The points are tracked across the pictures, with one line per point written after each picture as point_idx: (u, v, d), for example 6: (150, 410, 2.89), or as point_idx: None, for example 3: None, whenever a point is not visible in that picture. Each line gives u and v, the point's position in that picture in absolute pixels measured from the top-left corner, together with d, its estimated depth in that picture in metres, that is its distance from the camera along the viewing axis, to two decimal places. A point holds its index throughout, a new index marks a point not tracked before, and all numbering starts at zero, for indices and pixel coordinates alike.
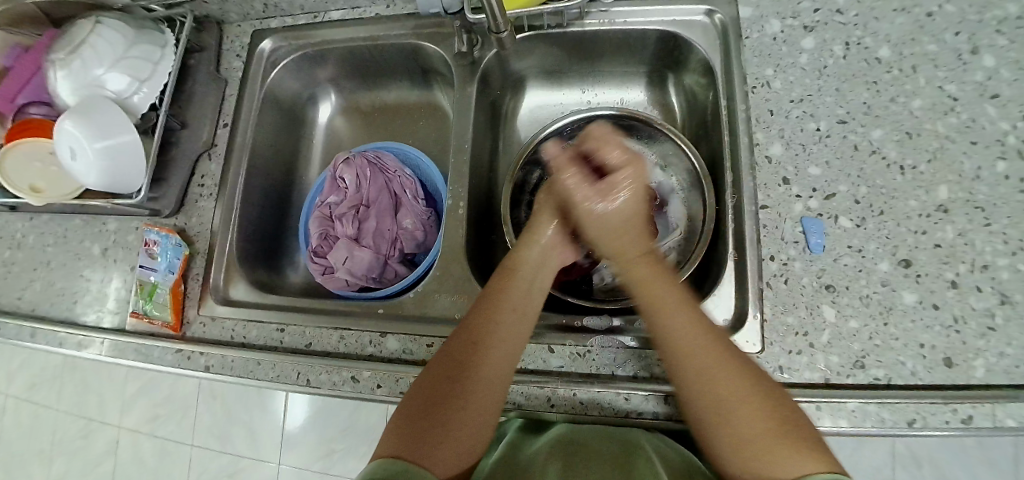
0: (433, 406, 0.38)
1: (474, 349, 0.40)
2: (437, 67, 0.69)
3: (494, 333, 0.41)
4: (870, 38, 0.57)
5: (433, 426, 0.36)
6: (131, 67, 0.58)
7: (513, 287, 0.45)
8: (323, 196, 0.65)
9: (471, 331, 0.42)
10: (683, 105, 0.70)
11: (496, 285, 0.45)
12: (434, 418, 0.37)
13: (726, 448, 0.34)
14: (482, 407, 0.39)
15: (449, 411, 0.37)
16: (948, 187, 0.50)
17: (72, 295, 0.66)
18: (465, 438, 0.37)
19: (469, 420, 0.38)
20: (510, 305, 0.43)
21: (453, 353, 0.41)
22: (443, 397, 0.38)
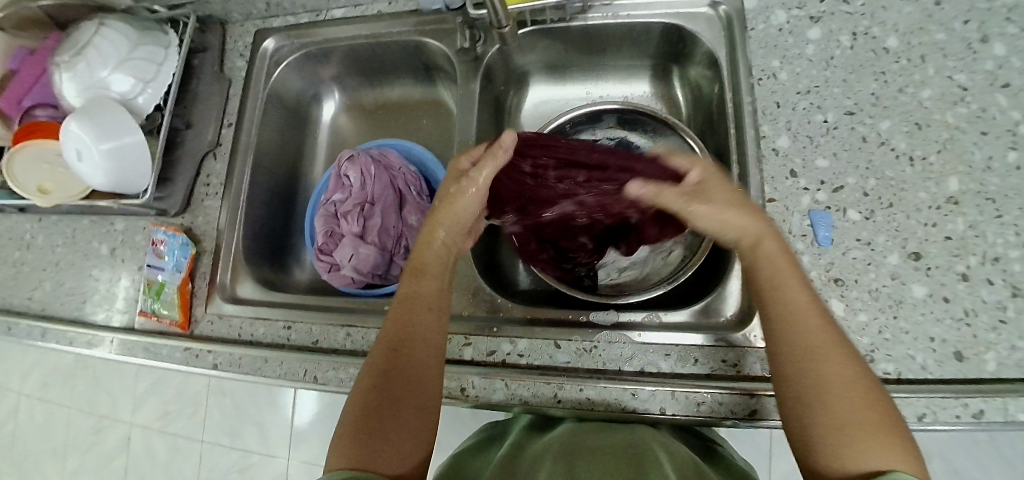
0: (375, 408, 0.38)
1: (396, 353, 0.41)
2: (440, 63, 0.68)
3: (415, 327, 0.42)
4: (877, 28, 0.56)
5: (377, 430, 0.36)
6: (136, 69, 0.58)
7: (422, 284, 0.46)
8: (328, 194, 0.65)
9: (393, 332, 0.42)
10: (688, 97, 0.69)
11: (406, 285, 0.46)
12: (374, 425, 0.37)
13: (823, 420, 0.33)
14: (421, 394, 0.40)
15: (388, 410, 0.38)
16: (958, 178, 0.50)
17: (82, 295, 0.67)
18: (414, 429, 0.38)
19: (410, 412, 0.38)
20: (423, 301, 0.44)
21: (380, 361, 0.41)
22: (379, 400, 0.38)
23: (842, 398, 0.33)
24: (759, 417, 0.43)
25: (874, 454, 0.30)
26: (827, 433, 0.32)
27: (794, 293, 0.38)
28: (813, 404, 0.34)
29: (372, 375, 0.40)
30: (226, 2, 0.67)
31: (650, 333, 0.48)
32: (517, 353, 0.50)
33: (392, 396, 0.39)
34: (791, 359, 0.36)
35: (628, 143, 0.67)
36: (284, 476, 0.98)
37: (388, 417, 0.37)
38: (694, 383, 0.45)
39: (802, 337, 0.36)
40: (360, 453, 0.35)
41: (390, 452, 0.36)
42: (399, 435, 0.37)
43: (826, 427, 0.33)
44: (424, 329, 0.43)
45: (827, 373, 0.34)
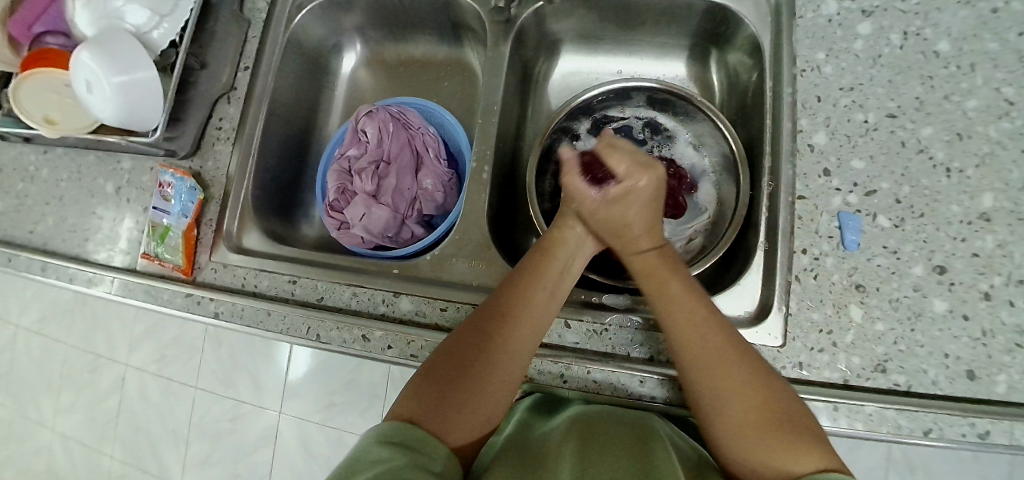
0: (460, 371, 0.38)
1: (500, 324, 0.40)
2: (470, 22, 0.65)
3: (523, 314, 0.41)
4: (931, 30, 0.53)
5: (454, 390, 0.36)
6: (152, 1, 0.56)
7: (547, 268, 0.45)
8: (343, 149, 0.63)
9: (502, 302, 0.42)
10: (723, 84, 0.67)
11: (532, 263, 0.45)
12: (456, 385, 0.37)
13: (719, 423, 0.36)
14: (502, 385, 0.39)
15: (474, 382, 0.37)
16: (993, 194, 0.48)
17: (85, 232, 0.66)
18: (485, 410, 0.37)
19: (492, 395, 0.38)
20: (544, 285, 0.43)
21: (477, 327, 0.41)
22: (465, 368, 0.38)
23: (734, 408, 0.36)
24: None
25: (778, 455, 0.33)
26: (735, 441, 0.35)
27: (671, 305, 0.42)
28: (715, 418, 0.37)
29: (466, 342, 0.40)
30: None
31: None
32: None
33: (477, 370, 0.38)
34: (685, 375, 0.39)
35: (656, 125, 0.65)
36: (274, 429, 0.99)
37: (473, 391, 0.37)
38: None
39: (681, 353, 0.40)
40: (435, 407, 0.35)
41: (462, 421, 0.35)
42: (478, 405, 0.37)
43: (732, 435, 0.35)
44: (535, 315, 0.42)
45: (715, 384, 0.37)
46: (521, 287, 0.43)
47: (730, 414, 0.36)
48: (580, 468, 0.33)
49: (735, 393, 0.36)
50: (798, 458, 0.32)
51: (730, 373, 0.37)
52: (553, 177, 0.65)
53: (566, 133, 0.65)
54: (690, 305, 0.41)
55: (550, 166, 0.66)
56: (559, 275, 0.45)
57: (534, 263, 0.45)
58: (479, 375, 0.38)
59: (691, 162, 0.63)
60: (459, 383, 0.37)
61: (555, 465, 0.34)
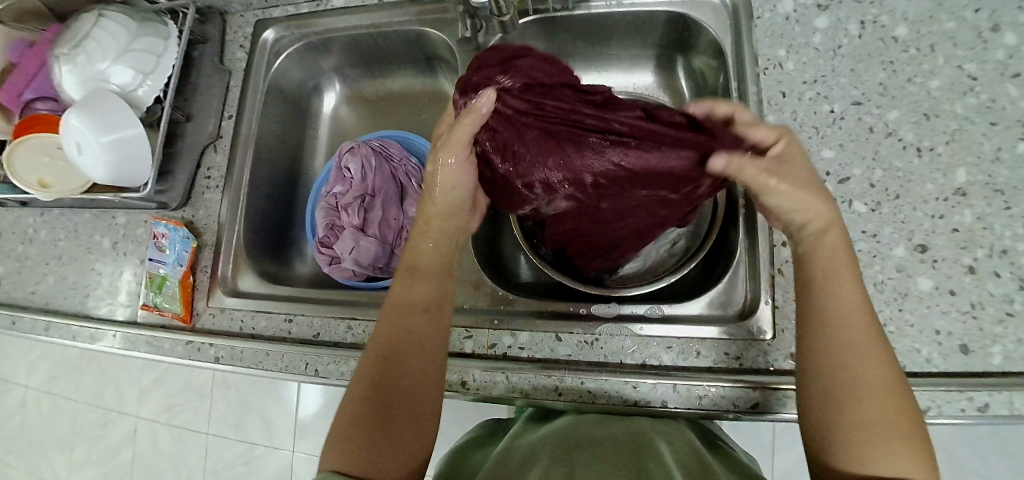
0: (367, 412, 0.38)
1: (391, 354, 0.41)
2: (442, 53, 0.68)
3: (412, 334, 0.42)
4: (886, 17, 0.55)
5: (367, 434, 0.37)
6: (135, 61, 0.58)
7: (417, 280, 0.45)
8: (329, 186, 0.65)
9: (386, 332, 0.42)
10: (693, 87, 0.68)
11: (401, 280, 0.45)
12: (367, 428, 0.38)
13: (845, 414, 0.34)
14: (419, 407, 0.40)
15: (385, 418, 0.38)
16: (966, 169, 0.49)
17: (85, 288, 0.67)
18: (410, 435, 0.39)
19: (402, 420, 0.39)
20: (419, 300, 0.44)
21: (371, 364, 0.41)
22: (376, 407, 0.39)
23: (877, 412, 0.33)
24: (761, 411, 0.43)
25: (898, 468, 0.31)
26: (854, 439, 0.33)
27: (843, 295, 0.37)
28: (845, 407, 0.34)
29: (363, 382, 0.40)
30: None
31: (653, 327, 0.47)
32: (517, 346, 0.50)
33: (387, 408, 0.39)
34: (842, 363, 0.35)
35: None
36: (288, 468, 0.99)
37: (387, 428, 0.38)
38: (700, 377, 0.44)
39: (840, 337, 0.36)
40: (353, 457, 0.36)
41: (384, 459, 0.37)
42: (393, 439, 0.38)
43: (863, 430, 0.33)
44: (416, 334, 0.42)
45: (873, 382, 0.34)
46: (395, 312, 0.43)
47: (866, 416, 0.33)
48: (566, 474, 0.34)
49: (889, 396, 0.33)
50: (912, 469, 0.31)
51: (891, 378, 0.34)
52: None
53: None
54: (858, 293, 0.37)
55: None
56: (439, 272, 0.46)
57: (403, 279, 0.45)
58: (390, 412, 0.39)
59: None
60: (370, 425, 0.38)
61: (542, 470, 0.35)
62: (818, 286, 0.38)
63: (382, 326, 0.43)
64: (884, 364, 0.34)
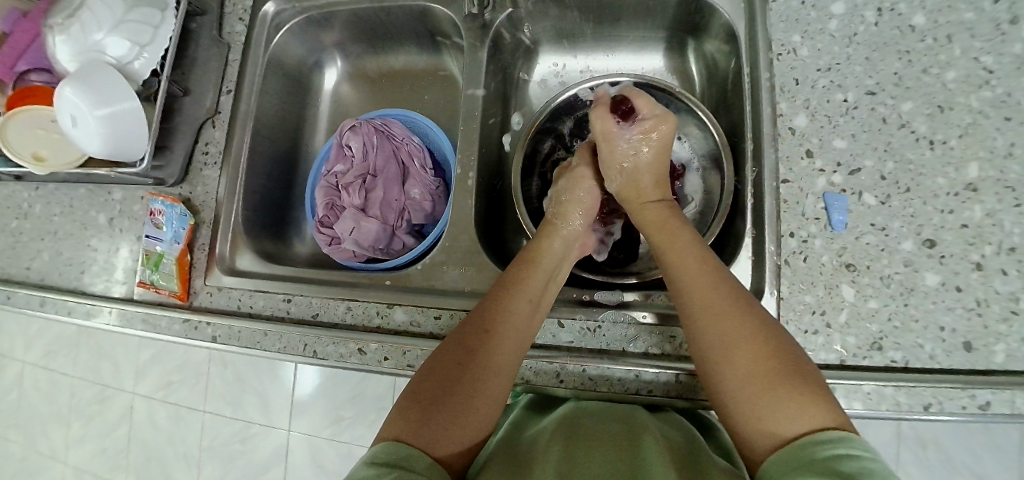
0: (447, 384, 0.38)
1: (485, 334, 0.41)
2: (446, 30, 0.66)
3: (509, 326, 0.42)
4: (904, 4, 0.53)
5: (440, 408, 0.36)
6: (131, 31, 0.56)
7: (533, 277, 0.46)
8: (329, 165, 0.64)
9: (486, 314, 0.43)
10: (702, 73, 0.67)
11: (516, 271, 0.46)
12: (442, 399, 0.37)
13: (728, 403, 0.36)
14: (490, 401, 0.39)
15: (461, 395, 0.37)
16: (978, 164, 0.48)
17: (81, 264, 0.66)
18: (476, 423, 0.37)
19: (479, 404, 0.38)
20: (526, 294, 0.44)
21: (462, 339, 0.41)
22: (454, 380, 0.38)
23: (737, 364, 0.36)
24: None
25: (780, 411, 0.32)
26: (738, 399, 0.35)
27: (684, 263, 0.43)
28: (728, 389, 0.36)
29: (450, 353, 0.40)
30: None
31: (655, 315, 0.47)
32: None
33: (465, 384, 0.38)
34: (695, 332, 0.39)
35: None
36: (285, 447, 0.99)
37: (459, 404, 0.37)
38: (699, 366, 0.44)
39: (687, 310, 0.41)
40: (420, 426, 0.35)
41: (447, 436, 0.35)
42: (464, 420, 0.37)
43: (735, 385, 0.35)
44: (515, 328, 0.42)
45: (723, 335, 0.37)
46: (501, 299, 0.44)
47: (736, 375, 0.35)
48: (568, 469, 0.34)
49: (742, 342, 0.36)
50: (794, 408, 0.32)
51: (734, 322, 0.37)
52: (540, 178, 0.66)
53: (548, 135, 0.65)
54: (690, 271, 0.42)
55: (537, 168, 0.66)
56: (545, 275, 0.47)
57: (519, 272, 0.46)
58: (466, 390, 0.38)
59: (678, 153, 0.64)
60: (447, 397, 0.37)
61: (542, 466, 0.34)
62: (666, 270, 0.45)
63: (482, 307, 0.44)
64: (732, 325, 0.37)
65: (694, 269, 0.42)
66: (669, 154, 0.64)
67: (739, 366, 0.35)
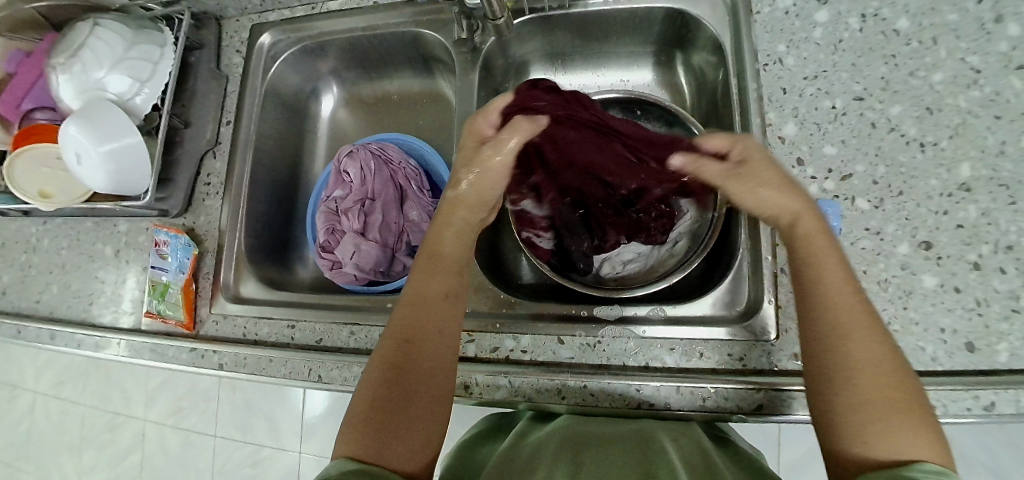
0: (384, 401, 0.37)
1: (408, 343, 0.40)
2: (439, 54, 0.67)
3: (432, 330, 0.41)
4: (888, 9, 0.54)
5: (384, 424, 0.36)
6: (131, 69, 0.57)
7: (443, 268, 0.44)
8: (329, 191, 0.65)
9: (403, 321, 0.41)
10: (693, 83, 0.68)
11: (422, 267, 0.44)
12: (381, 415, 0.36)
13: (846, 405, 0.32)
14: (435, 406, 0.39)
15: (401, 409, 0.37)
16: (970, 164, 0.48)
17: (88, 296, 0.67)
18: (422, 428, 0.37)
19: (422, 410, 0.38)
20: (440, 290, 0.43)
21: (386, 355, 0.39)
22: (390, 399, 0.37)
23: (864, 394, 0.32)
24: (765, 412, 0.43)
25: (904, 437, 0.30)
26: (856, 423, 0.32)
27: (830, 274, 0.37)
28: (854, 392, 0.32)
29: (379, 369, 0.39)
30: None
31: (655, 329, 0.48)
32: (520, 349, 0.50)
33: (399, 397, 0.37)
34: (828, 348, 0.35)
35: None
36: (296, 468, 0.99)
37: (403, 417, 0.37)
38: (701, 379, 0.45)
39: (832, 323, 0.35)
40: (370, 446, 0.35)
41: (396, 449, 0.35)
42: (411, 428, 0.37)
43: (852, 408, 0.32)
44: (438, 327, 0.41)
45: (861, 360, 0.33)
46: (416, 298, 0.42)
47: (868, 401, 0.32)
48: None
49: (880, 371, 0.33)
50: (918, 442, 0.30)
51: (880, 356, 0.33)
52: None
53: None
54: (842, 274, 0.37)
55: None
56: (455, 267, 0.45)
57: (425, 267, 0.44)
58: (403, 403, 0.37)
59: None
60: (386, 411, 0.37)
61: (548, 468, 0.36)
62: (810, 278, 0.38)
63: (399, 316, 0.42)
64: (876, 343, 0.34)
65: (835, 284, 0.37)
66: None
67: (872, 374, 0.33)
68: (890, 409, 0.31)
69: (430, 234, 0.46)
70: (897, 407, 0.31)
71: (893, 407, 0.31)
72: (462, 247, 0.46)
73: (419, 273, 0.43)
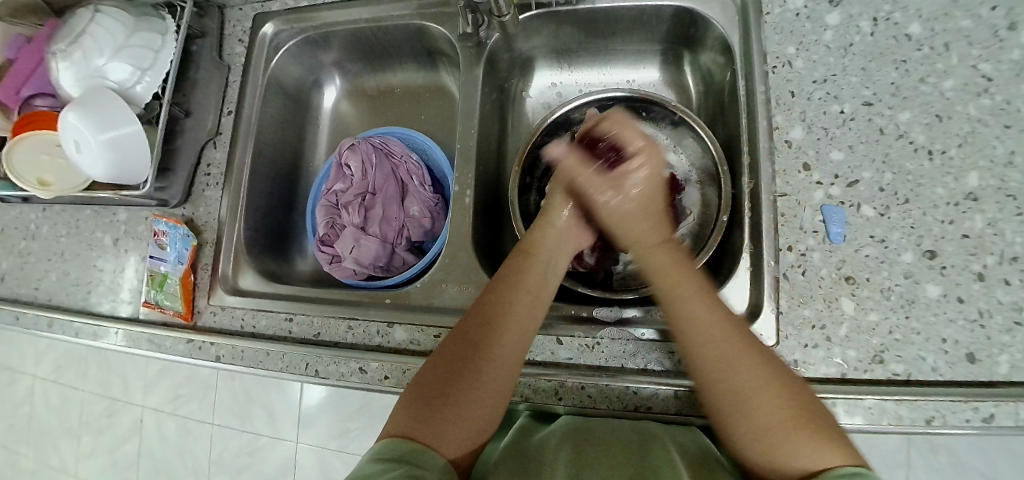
0: (452, 379, 0.39)
1: (487, 327, 0.41)
2: (443, 48, 0.67)
3: (512, 321, 0.42)
4: (900, 13, 0.53)
5: (448, 403, 0.37)
6: (132, 57, 0.56)
7: (531, 269, 0.47)
8: (329, 184, 0.65)
9: (486, 307, 0.43)
10: (699, 84, 0.67)
11: (516, 264, 0.47)
12: (449, 392, 0.38)
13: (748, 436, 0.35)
14: (498, 394, 0.39)
15: (465, 391, 0.38)
16: (978, 173, 0.48)
17: (86, 284, 0.66)
18: (482, 418, 0.38)
19: (487, 399, 0.38)
20: (526, 288, 0.45)
21: (465, 335, 0.41)
22: (459, 374, 0.39)
23: (757, 420, 0.35)
24: None
25: (808, 452, 0.32)
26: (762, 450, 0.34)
27: (697, 311, 0.41)
28: (743, 422, 0.35)
29: (455, 347, 0.41)
30: None
31: (655, 331, 0.47)
32: None
33: (468, 378, 0.39)
34: (717, 383, 0.38)
35: None
36: (292, 458, 1.00)
37: (464, 400, 0.37)
38: None
39: (704, 358, 0.39)
40: (428, 421, 0.36)
41: (451, 431, 0.36)
42: (470, 414, 0.37)
43: (752, 438, 0.35)
44: (518, 321, 0.42)
45: (743, 387, 0.36)
46: (502, 290, 0.44)
47: (759, 427, 0.34)
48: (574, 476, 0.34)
49: (765, 392, 0.35)
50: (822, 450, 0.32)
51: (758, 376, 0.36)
52: (539, 192, 0.68)
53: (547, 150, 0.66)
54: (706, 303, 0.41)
55: (533, 180, 0.67)
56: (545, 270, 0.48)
57: (518, 264, 0.47)
58: (470, 386, 0.38)
59: (676, 165, 0.65)
60: (453, 391, 0.38)
61: (551, 465, 0.36)
62: (682, 322, 0.41)
63: (484, 301, 0.44)
64: (748, 362, 0.37)
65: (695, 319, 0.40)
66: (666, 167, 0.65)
67: (756, 397, 0.35)
68: (780, 428, 0.33)
69: (529, 236, 0.51)
70: (790, 423, 0.33)
71: (786, 425, 0.33)
72: (557, 257, 0.50)
73: (511, 270, 0.47)
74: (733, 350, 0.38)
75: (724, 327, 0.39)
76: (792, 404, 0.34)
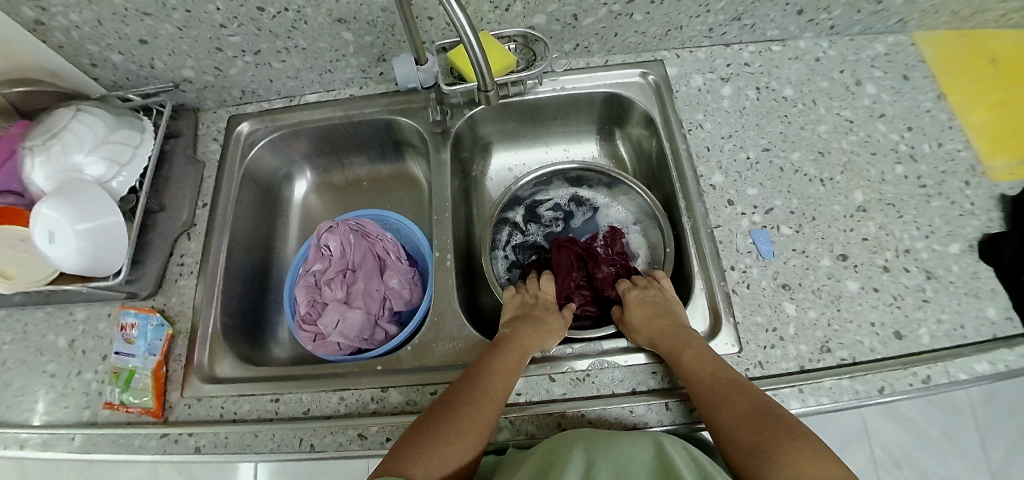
0: (433, 420, 0.43)
1: (469, 381, 0.46)
2: (411, 138, 0.75)
3: (492, 373, 0.47)
4: (774, 82, 0.69)
5: (426, 438, 0.41)
6: (111, 152, 0.59)
7: (514, 337, 0.52)
8: (308, 265, 0.67)
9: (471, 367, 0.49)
10: (632, 155, 0.79)
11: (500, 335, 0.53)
12: (428, 431, 0.42)
13: (741, 451, 0.40)
14: (471, 434, 0.42)
15: (443, 429, 0.42)
16: (862, 191, 0.59)
17: (33, 393, 0.58)
18: (454, 454, 0.41)
19: (462, 435, 0.42)
20: (508, 352, 0.50)
21: (451, 388, 0.47)
22: (440, 415, 0.43)
23: (746, 448, 0.39)
24: None
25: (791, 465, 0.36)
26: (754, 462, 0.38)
27: (692, 357, 0.47)
28: (732, 436, 0.41)
29: (442, 398, 0.46)
30: (203, 90, 0.71)
31: (635, 356, 0.52)
32: (514, 393, 0.50)
33: (446, 420, 0.43)
34: (712, 413, 0.43)
35: (580, 198, 0.76)
36: None
37: (441, 436, 0.41)
38: (684, 396, 0.48)
39: (703, 385, 0.45)
40: (407, 456, 0.40)
41: (425, 461, 0.39)
42: (443, 448, 0.40)
43: (745, 454, 0.39)
44: (499, 374, 0.47)
45: (730, 409, 0.42)
46: (488, 353, 0.50)
47: (750, 443, 0.39)
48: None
49: (750, 420, 0.41)
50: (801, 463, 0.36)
51: (740, 405, 0.42)
52: (504, 260, 0.73)
53: (506, 223, 0.74)
54: (700, 353, 0.48)
55: (500, 251, 0.74)
56: (547, 335, 0.54)
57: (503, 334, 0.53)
58: (447, 426, 0.42)
59: (617, 217, 0.74)
60: (432, 429, 0.42)
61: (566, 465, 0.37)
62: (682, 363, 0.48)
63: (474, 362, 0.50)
64: (742, 395, 0.43)
65: (694, 360, 0.47)
66: (609, 221, 0.74)
67: (743, 419, 0.41)
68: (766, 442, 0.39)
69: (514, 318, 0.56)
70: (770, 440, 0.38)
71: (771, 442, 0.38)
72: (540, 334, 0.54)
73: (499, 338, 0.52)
74: (720, 382, 0.45)
75: (714, 367, 0.46)
76: (775, 430, 0.39)
